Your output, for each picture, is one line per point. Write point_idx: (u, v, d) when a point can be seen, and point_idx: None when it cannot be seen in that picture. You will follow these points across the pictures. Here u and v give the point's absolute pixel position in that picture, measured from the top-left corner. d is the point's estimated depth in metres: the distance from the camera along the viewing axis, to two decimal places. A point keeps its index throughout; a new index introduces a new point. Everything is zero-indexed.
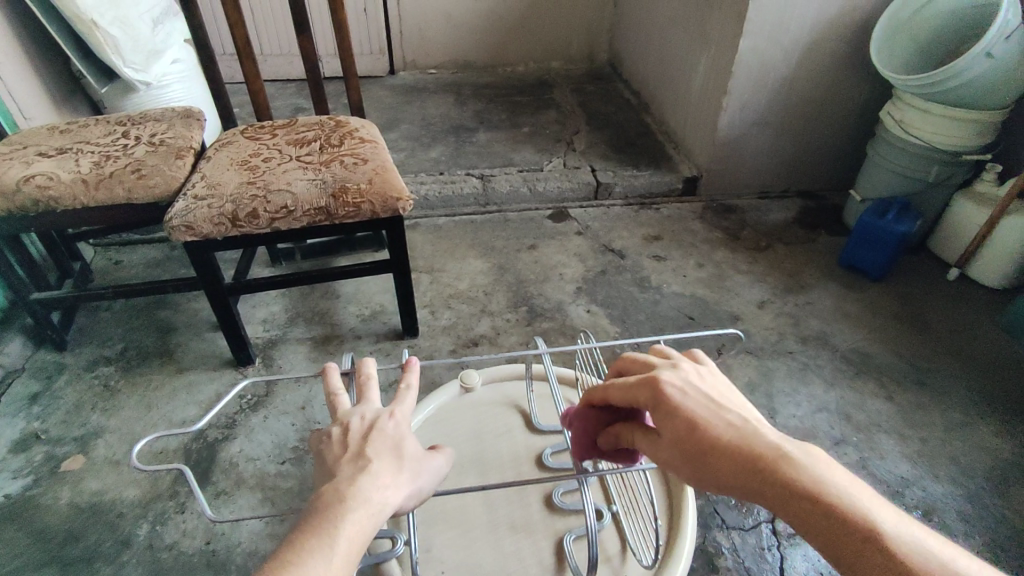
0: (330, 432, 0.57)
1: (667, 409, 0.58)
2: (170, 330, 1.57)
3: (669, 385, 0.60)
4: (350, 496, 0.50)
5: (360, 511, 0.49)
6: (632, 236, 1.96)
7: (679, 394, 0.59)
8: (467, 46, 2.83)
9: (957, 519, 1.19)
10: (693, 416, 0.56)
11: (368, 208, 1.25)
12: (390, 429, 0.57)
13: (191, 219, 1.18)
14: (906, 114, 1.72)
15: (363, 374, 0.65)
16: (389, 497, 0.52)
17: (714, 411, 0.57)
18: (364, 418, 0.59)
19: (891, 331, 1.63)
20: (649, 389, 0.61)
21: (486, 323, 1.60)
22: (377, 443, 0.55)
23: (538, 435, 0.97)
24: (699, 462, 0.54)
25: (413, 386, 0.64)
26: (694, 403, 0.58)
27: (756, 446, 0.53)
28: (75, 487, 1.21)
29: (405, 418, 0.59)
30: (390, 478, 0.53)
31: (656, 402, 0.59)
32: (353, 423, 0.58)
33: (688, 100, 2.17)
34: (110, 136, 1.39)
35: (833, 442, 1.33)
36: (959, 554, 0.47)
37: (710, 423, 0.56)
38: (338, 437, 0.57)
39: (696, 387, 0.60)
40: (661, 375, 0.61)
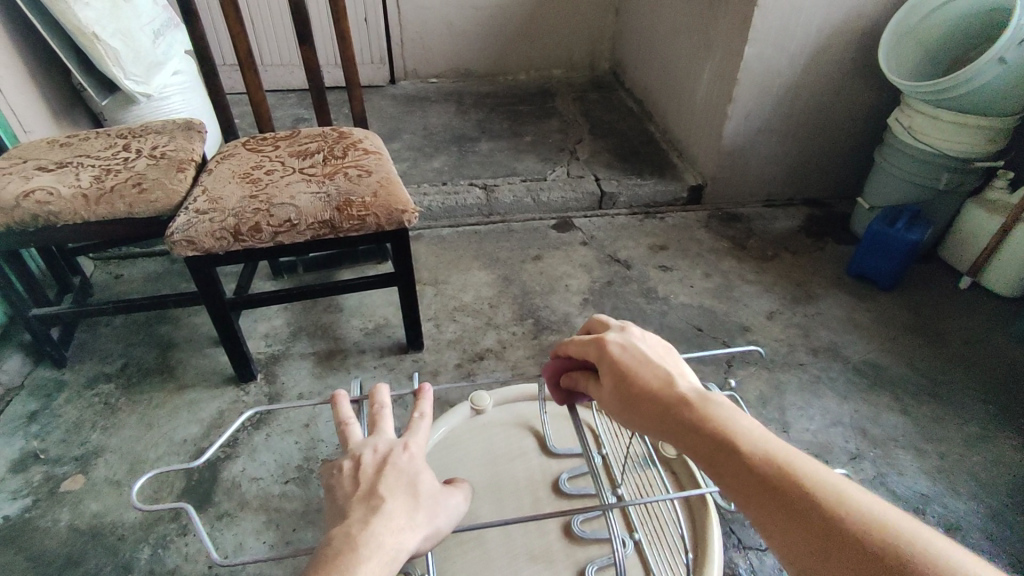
0: (342, 465, 0.55)
1: (604, 358, 0.64)
2: (171, 346, 1.54)
3: (611, 340, 0.66)
4: (363, 542, 0.47)
5: (374, 558, 0.46)
6: (637, 246, 1.94)
7: (617, 349, 0.64)
8: (468, 55, 2.82)
9: (980, 537, 1.16)
10: (624, 363, 0.62)
11: (373, 221, 1.23)
12: (404, 462, 0.55)
13: (192, 234, 1.16)
14: (915, 121, 1.70)
15: (375, 403, 0.62)
16: (404, 541, 0.49)
17: (642, 359, 0.62)
18: (377, 450, 0.56)
19: (904, 342, 1.60)
20: (593, 345, 0.67)
21: (492, 336, 1.58)
22: (391, 479, 0.53)
23: (552, 457, 0.95)
24: (625, 402, 0.60)
25: (426, 415, 0.61)
26: (628, 354, 0.63)
27: (667, 390, 0.58)
28: (74, 508, 1.18)
29: (419, 450, 0.57)
30: (406, 518, 0.50)
31: (596, 353, 0.66)
32: (365, 455, 0.55)
33: (692, 108, 2.16)
34: (110, 150, 1.37)
35: (849, 457, 1.30)
36: (841, 486, 0.47)
37: (635, 369, 0.61)
38: (350, 471, 0.54)
39: (637, 344, 0.65)
40: (606, 334, 0.67)
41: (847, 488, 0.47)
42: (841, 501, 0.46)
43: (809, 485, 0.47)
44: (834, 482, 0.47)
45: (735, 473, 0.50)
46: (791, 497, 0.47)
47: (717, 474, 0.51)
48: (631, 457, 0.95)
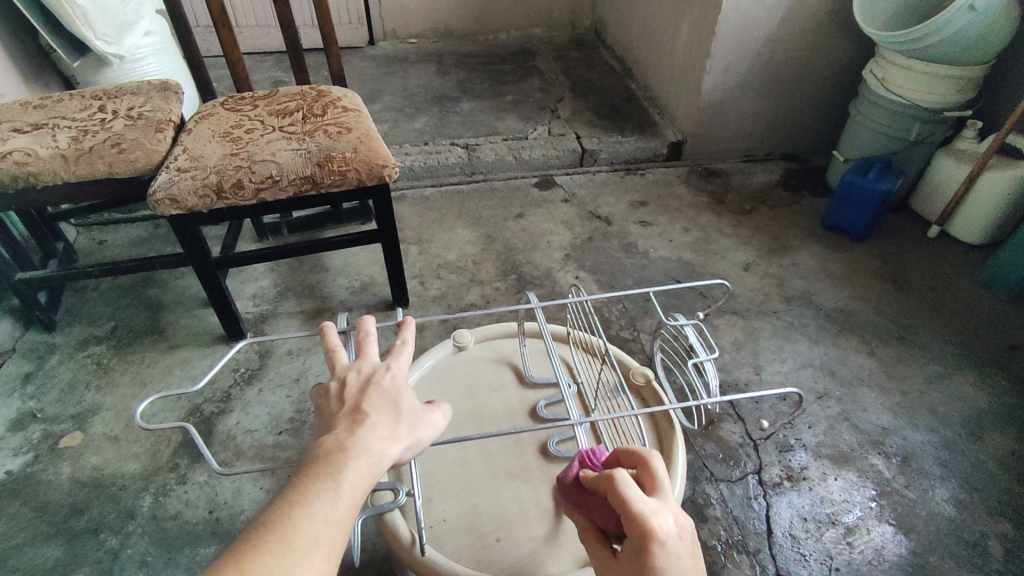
0: (330, 386, 0.59)
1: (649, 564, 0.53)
2: (159, 308, 1.56)
3: (663, 544, 0.53)
4: (350, 446, 0.52)
5: (360, 460, 0.51)
6: (618, 203, 1.97)
7: (663, 555, 0.53)
8: (447, 15, 2.78)
9: (935, 464, 1.24)
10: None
11: (354, 176, 1.24)
12: (387, 383, 0.59)
13: (175, 192, 1.17)
14: (889, 72, 1.72)
15: (361, 331, 0.66)
16: (387, 448, 0.53)
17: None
18: (361, 373, 0.60)
19: (873, 288, 1.67)
20: (638, 528, 0.54)
21: (476, 292, 1.62)
22: (374, 397, 0.57)
23: (531, 389, 1.00)
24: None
25: (408, 342, 0.65)
26: None
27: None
28: (75, 462, 1.22)
29: (401, 372, 0.61)
30: (388, 429, 0.55)
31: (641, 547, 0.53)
32: (350, 377, 0.59)
33: (672, 63, 2.16)
34: (86, 110, 1.36)
35: (817, 396, 1.37)
36: None
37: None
38: (336, 391, 0.58)
39: (679, 553, 0.54)
40: (659, 523, 0.54)
41: None
42: None
43: None
44: None
45: None
46: None
47: None
48: (603, 384, 1.00)
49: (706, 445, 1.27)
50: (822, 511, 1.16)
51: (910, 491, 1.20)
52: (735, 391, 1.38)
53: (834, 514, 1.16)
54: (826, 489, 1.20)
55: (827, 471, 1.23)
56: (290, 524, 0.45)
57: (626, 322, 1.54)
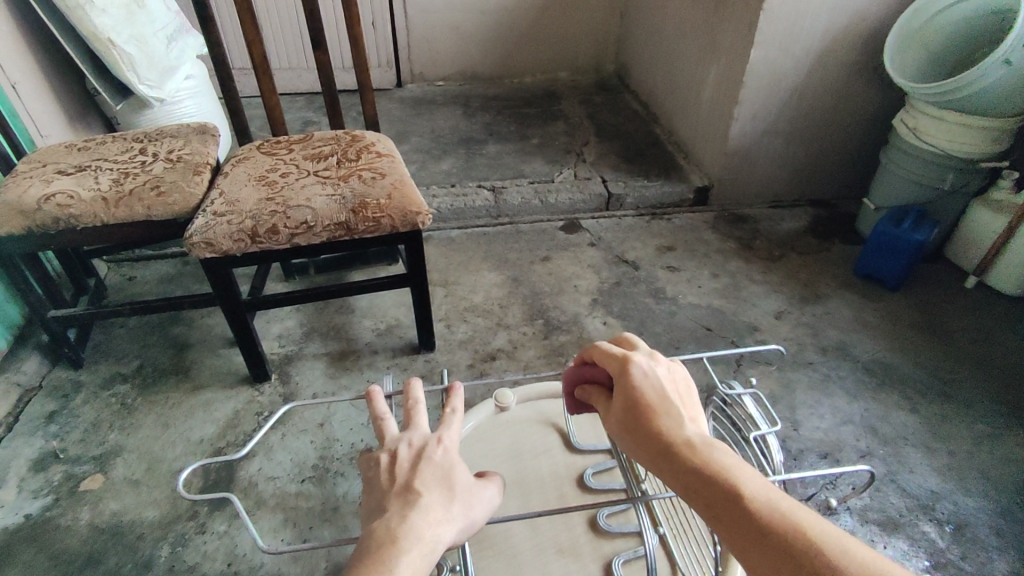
0: (380, 459, 0.57)
1: (628, 382, 0.64)
2: (185, 347, 1.56)
3: (639, 365, 0.65)
4: (403, 534, 0.49)
5: (415, 549, 0.49)
6: (645, 247, 1.96)
7: (638, 373, 0.64)
8: (474, 59, 2.85)
9: (990, 533, 1.17)
10: (645, 397, 0.62)
11: (388, 222, 1.24)
12: (438, 457, 0.57)
13: (211, 236, 1.18)
14: (922, 122, 1.71)
15: (409, 399, 0.64)
16: (441, 533, 0.51)
17: (663, 396, 0.62)
18: (412, 445, 0.58)
19: (912, 341, 1.62)
20: (617, 364, 0.66)
21: (503, 336, 1.60)
22: (426, 474, 0.55)
23: (578, 455, 0.97)
24: (635, 431, 0.60)
25: (458, 410, 0.64)
26: (650, 384, 0.63)
27: (680, 438, 0.57)
28: (94, 507, 1.19)
29: (452, 445, 0.59)
30: (441, 512, 0.53)
31: (621, 370, 0.65)
32: (401, 450, 0.57)
33: (698, 110, 2.17)
34: (128, 153, 1.39)
35: (859, 455, 1.31)
36: (831, 527, 0.48)
37: (656, 408, 0.60)
38: (387, 465, 0.56)
39: (657, 374, 0.65)
40: (629, 355, 0.66)
41: (840, 532, 0.48)
42: (830, 538, 0.47)
43: (788, 531, 0.48)
44: (826, 528, 0.48)
45: (734, 516, 0.50)
46: (786, 536, 0.48)
47: (722, 527, 0.51)
48: None
49: None
50: None
51: (966, 563, 1.12)
52: None
53: None
54: None
55: (875, 538, 1.16)
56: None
57: None
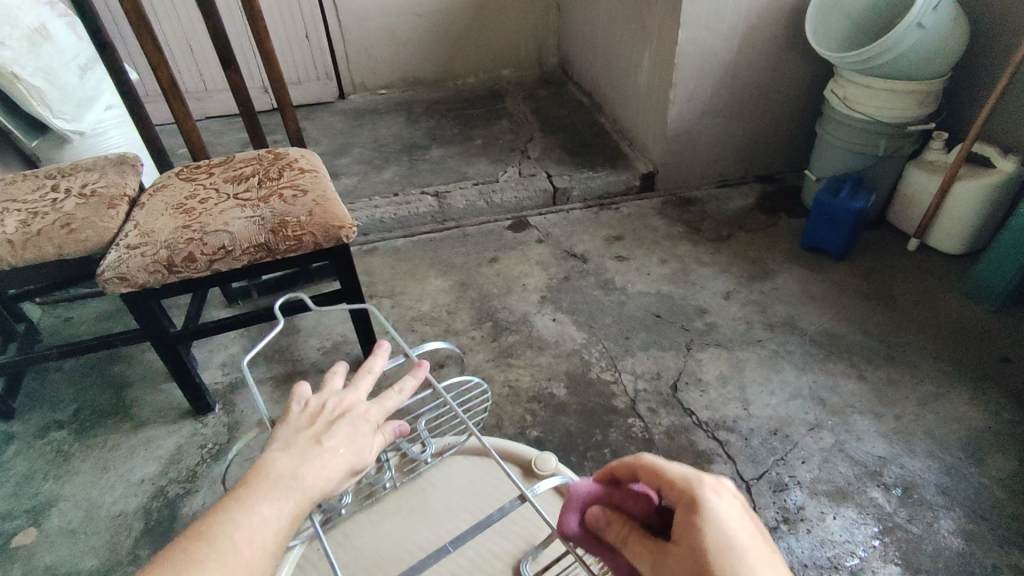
0: (313, 401, 0.64)
1: (698, 526, 0.47)
2: (123, 386, 1.51)
3: (707, 500, 0.48)
4: (297, 471, 0.54)
5: (298, 490, 0.53)
6: (593, 239, 1.95)
7: (715, 506, 0.48)
8: (414, 64, 2.82)
9: (937, 493, 1.18)
10: (732, 541, 0.46)
11: (310, 239, 1.22)
12: (359, 419, 0.62)
13: (124, 270, 1.13)
14: (849, 91, 1.72)
15: (370, 365, 0.71)
16: (329, 481, 0.55)
17: (752, 543, 0.46)
18: (345, 401, 0.64)
19: (857, 309, 1.63)
20: (681, 492, 0.50)
21: (451, 343, 1.57)
22: (342, 425, 0.60)
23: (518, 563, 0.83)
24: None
25: (403, 391, 0.69)
26: (731, 519, 0.47)
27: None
28: (28, 563, 1.15)
29: (379, 413, 0.64)
30: (338, 464, 0.57)
31: (686, 506, 0.49)
32: (333, 401, 0.63)
33: (637, 96, 2.17)
34: (39, 191, 1.34)
35: (808, 428, 1.32)
36: None
37: (734, 570, 0.44)
38: (316, 407, 0.63)
39: (737, 508, 0.49)
40: (698, 477, 0.50)
41: None
42: None
43: None
44: None
45: None
46: None
47: None
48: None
49: None
50: (824, 555, 1.09)
51: (915, 526, 1.13)
52: (723, 429, 1.32)
53: (836, 558, 1.09)
54: (826, 531, 1.13)
55: (825, 510, 1.16)
56: (224, 530, 0.48)
57: (606, 363, 1.50)
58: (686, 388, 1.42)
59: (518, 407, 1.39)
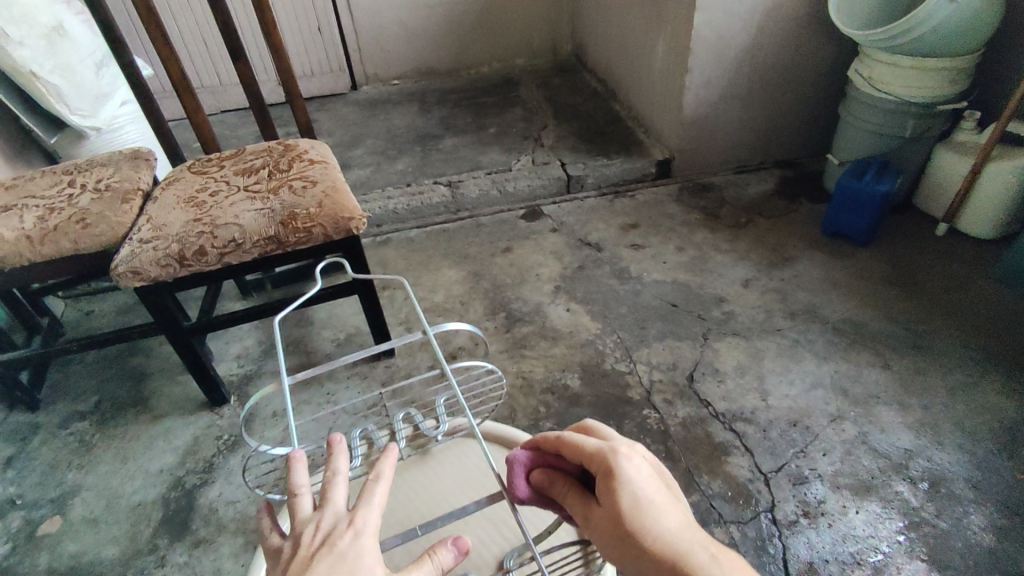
0: (284, 548, 0.48)
1: (613, 491, 0.50)
2: (143, 378, 1.53)
3: (622, 462, 0.51)
4: None
5: None
6: (608, 228, 1.91)
7: (627, 475, 0.50)
8: (427, 53, 2.79)
9: (966, 487, 1.14)
10: (637, 507, 0.49)
11: (320, 231, 1.21)
12: (344, 548, 0.46)
13: (137, 264, 1.14)
14: (874, 70, 1.66)
15: (332, 467, 0.53)
16: None
17: (655, 506, 0.49)
18: (320, 528, 0.48)
19: (883, 296, 1.57)
20: (599, 463, 0.52)
21: (464, 334, 1.56)
22: (323, 571, 0.44)
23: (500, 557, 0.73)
24: (622, 549, 0.49)
25: (383, 475, 0.52)
26: (640, 486, 0.50)
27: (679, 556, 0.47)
28: (52, 551, 1.17)
29: (368, 529, 0.47)
30: None
31: (605, 474, 0.51)
32: (306, 535, 0.47)
33: (652, 81, 2.12)
34: (56, 187, 1.35)
35: (830, 419, 1.28)
36: None
37: (642, 525, 0.48)
38: (291, 555, 0.47)
39: (646, 476, 0.51)
40: (614, 449, 0.52)
41: None
42: None
43: None
44: None
45: None
46: None
47: None
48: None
49: (713, 483, 1.18)
50: (846, 550, 1.06)
51: (942, 520, 1.09)
52: (741, 421, 1.29)
53: (859, 553, 1.06)
54: (848, 525, 1.10)
55: (848, 504, 1.13)
56: None
57: (621, 354, 1.47)
58: (703, 378, 1.39)
59: (531, 398, 1.38)
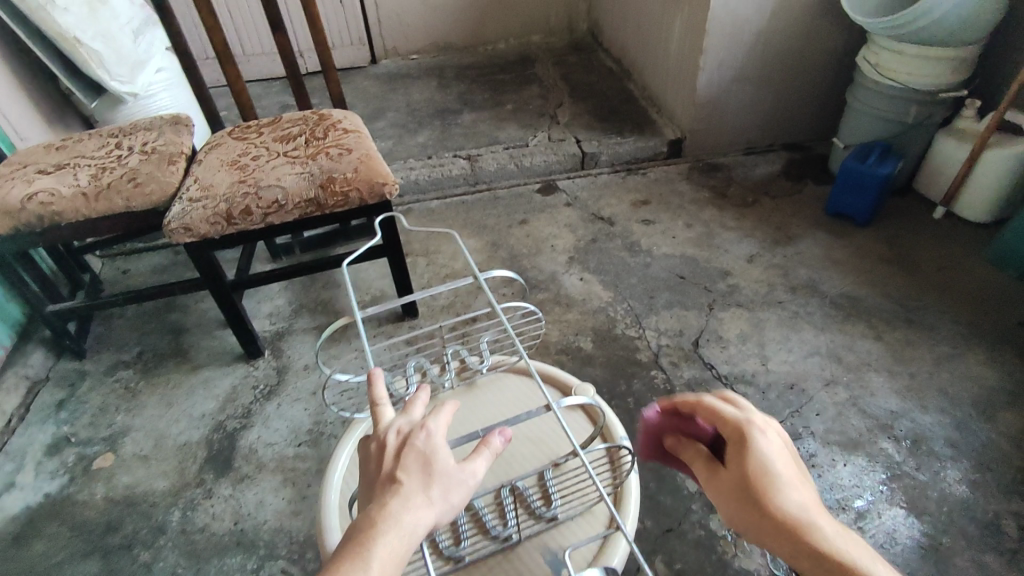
0: (370, 447, 0.57)
1: (743, 447, 0.58)
2: (181, 332, 1.64)
3: (761, 435, 0.58)
4: (380, 521, 0.49)
5: (390, 534, 0.49)
6: (621, 203, 2.00)
7: (761, 441, 0.58)
8: (445, 29, 2.84)
9: (945, 445, 1.24)
10: (763, 462, 0.56)
11: (356, 195, 1.30)
12: (421, 443, 0.55)
13: (188, 220, 1.23)
14: (882, 58, 1.72)
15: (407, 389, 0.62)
16: (421, 518, 0.50)
17: (779, 469, 0.56)
18: (400, 432, 0.57)
19: (880, 273, 1.66)
20: (733, 427, 0.60)
21: (483, 298, 1.66)
22: (407, 459, 0.54)
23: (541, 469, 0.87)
24: (750, 512, 0.54)
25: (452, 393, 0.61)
26: (769, 451, 0.57)
27: (808, 521, 0.52)
28: (108, 482, 1.28)
29: (437, 428, 0.57)
30: (420, 497, 0.51)
31: (738, 436, 0.59)
32: (389, 438, 0.57)
33: (667, 62, 2.18)
34: (104, 148, 1.44)
35: (824, 384, 1.38)
36: None
37: (768, 477, 0.55)
38: (377, 451, 0.56)
39: (778, 450, 0.58)
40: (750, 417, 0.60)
41: None
42: None
43: None
44: None
45: None
46: None
47: None
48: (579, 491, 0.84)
49: None
50: (832, 497, 1.17)
51: (922, 473, 1.20)
52: (742, 383, 1.39)
53: (843, 499, 1.16)
54: (835, 475, 1.20)
55: (836, 457, 1.23)
56: None
57: (630, 320, 1.57)
58: (707, 344, 1.49)
59: (547, 358, 1.48)
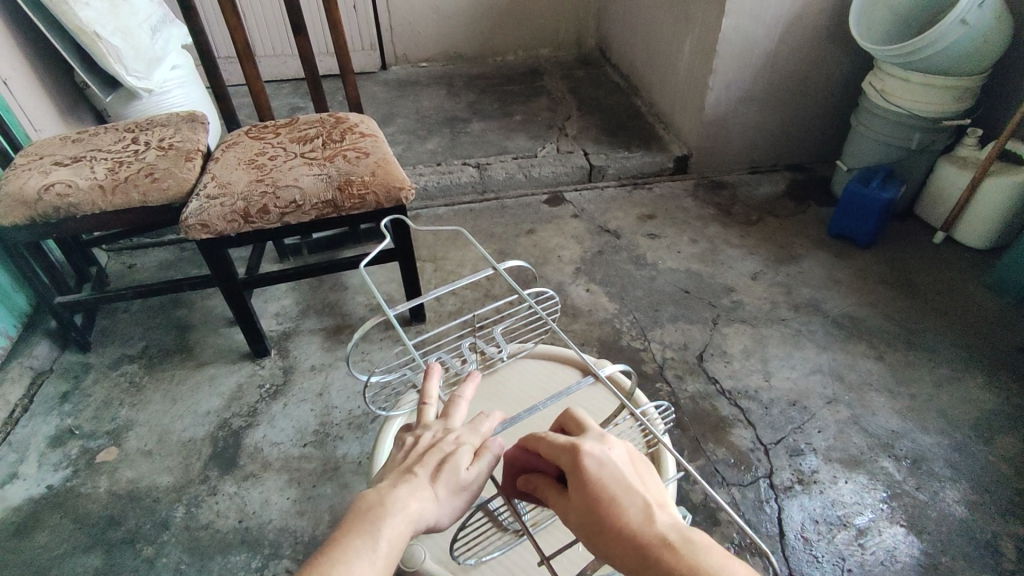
0: (405, 439, 0.64)
1: (580, 479, 0.54)
2: (187, 328, 1.63)
3: (592, 456, 0.55)
4: (388, 503, 0.54)
5: (396, 518, 0.53)
6: (627, 217, 2.02)
7: (596, 466, 0.54)
8: (456, 39, 2.87)
9: (944, 466, 1.26)
10: (603, 489, 0.53)
11: (373, 198, 1.31)
12: (447, 447, 0.61)
13: (205, 217, 1.24)
14: (888, 84, 1.76)
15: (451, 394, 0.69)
16: (424, 511, 0.55)
17: (623, 490, 0.53)
18: (433, 433, 0.64)
19: (881, 295, 1.69)
20: (567, 455, 0.56)
21: (489, 305, 1.67)
22: (430, 458, 0.60)
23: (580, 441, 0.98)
24: (605, 539, 0.51)
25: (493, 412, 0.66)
26: (611, 476, 0.54)
27: (655, 537, 0.49)
28: (111, 476, 1.28)
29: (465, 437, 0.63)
30: (428, 492, 0.56)
31: (572, 468, 0.55)
32: (423, 436, 0.63)
33: (676, 80, 2.22)
34: (121, 142, 1.45)
35: (826, 401, 1.40)
36: None
37: (614, 507, 0.52)
38: (409, 444, 0.63)
39: (614, 462, 0.55)
40: (581, 440, 0.56)
41: None
42: None
43: None
44: None
45: None
46: None
47: None
48: None
49: (718, 450, 1.30)
50: (834, 513, 1.18)
51: (922, 493, 1.22)
52: (745, 398, 1.41)
53: (845, 516, 1.18)
54: (837, 492, 1.22)
55: (837, 474, 1.25)
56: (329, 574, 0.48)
57: (636, 332, 1.59)
58: (711, 358, 1.51)
59: None
